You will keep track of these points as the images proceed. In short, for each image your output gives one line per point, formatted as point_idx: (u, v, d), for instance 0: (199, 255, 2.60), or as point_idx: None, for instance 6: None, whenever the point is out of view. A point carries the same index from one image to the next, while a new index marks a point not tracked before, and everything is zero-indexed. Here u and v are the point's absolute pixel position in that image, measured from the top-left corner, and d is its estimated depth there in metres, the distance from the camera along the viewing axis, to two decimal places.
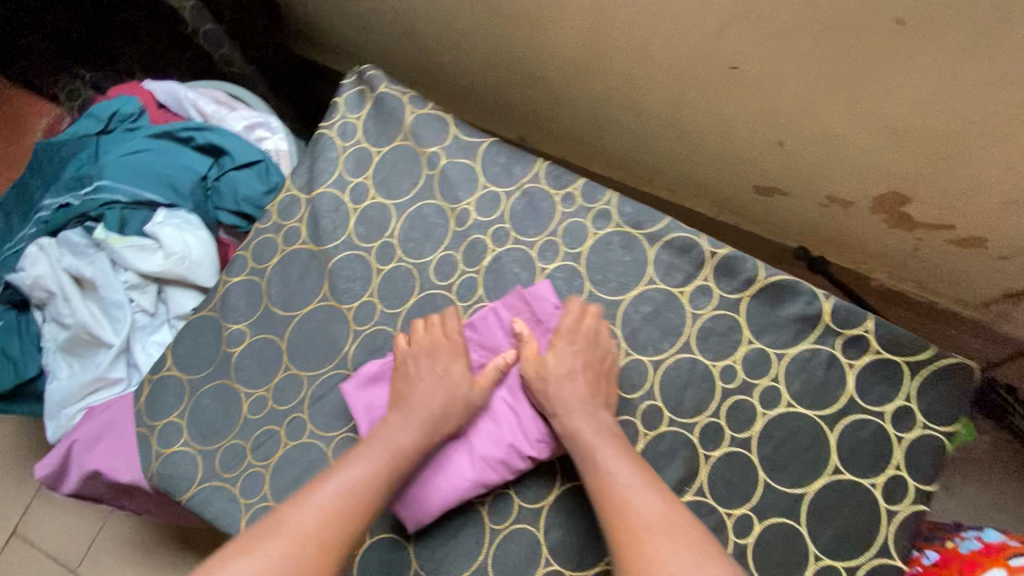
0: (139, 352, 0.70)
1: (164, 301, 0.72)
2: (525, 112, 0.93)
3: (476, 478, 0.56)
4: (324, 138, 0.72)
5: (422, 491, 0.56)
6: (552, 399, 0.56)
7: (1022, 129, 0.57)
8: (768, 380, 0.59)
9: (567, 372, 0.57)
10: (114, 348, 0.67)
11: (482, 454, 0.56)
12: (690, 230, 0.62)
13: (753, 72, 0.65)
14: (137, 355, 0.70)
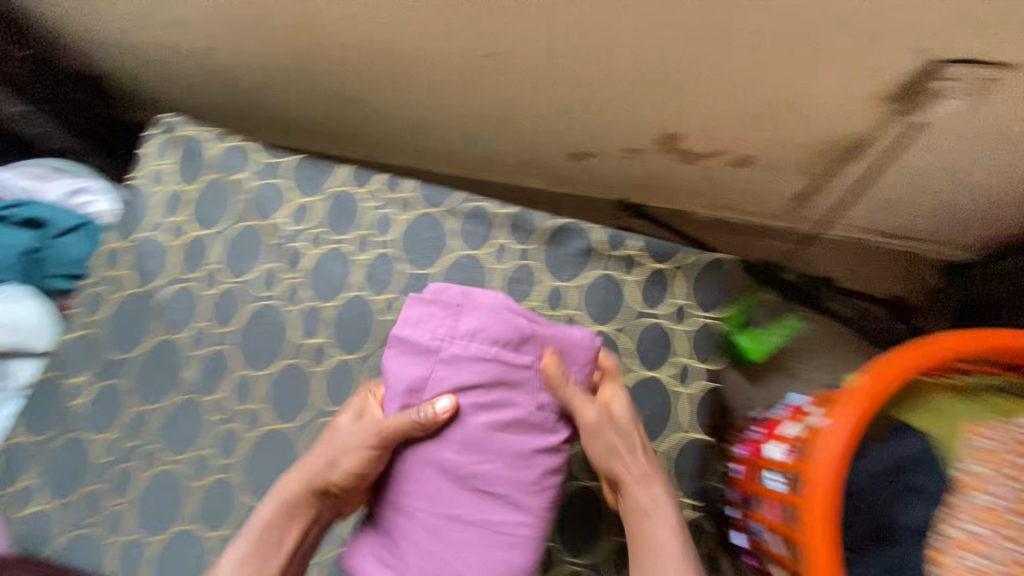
0: None
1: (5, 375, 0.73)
2: (352, 129, 0.97)
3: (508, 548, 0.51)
4: (137, 188, 0.74)
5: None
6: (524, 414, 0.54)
7: (723, 62, 0.66)
8: (566, 310, 0.66)
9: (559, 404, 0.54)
10: None
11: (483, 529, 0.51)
12: (478, 199, 0.68)
13: (508, 52, 0.72)
14: None
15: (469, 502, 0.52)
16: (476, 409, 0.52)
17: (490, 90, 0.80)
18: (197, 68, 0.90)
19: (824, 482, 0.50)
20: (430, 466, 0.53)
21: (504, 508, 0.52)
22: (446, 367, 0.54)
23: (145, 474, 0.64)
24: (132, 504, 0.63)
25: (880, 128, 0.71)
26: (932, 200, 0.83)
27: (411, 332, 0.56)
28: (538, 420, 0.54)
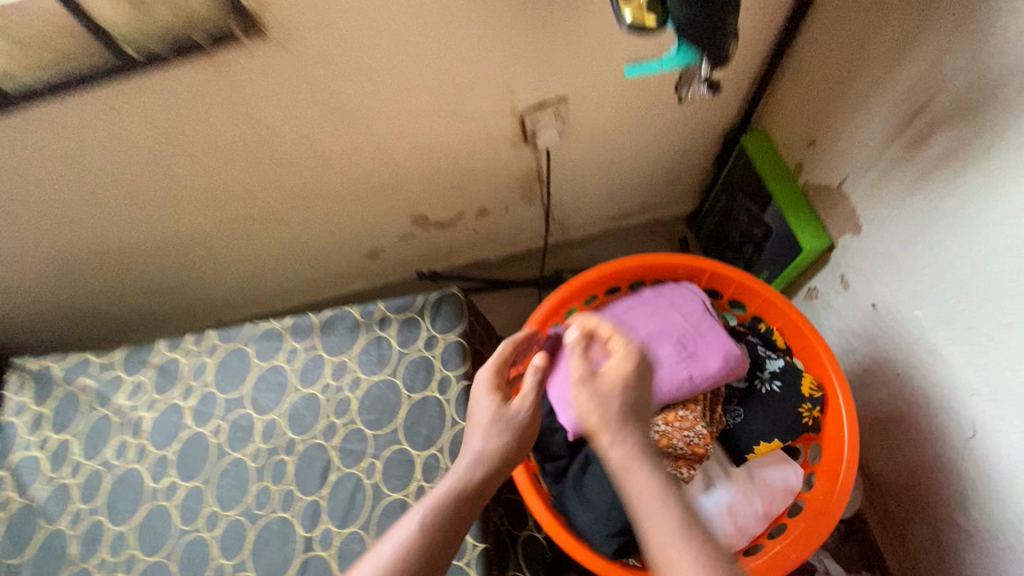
0: None
1: None
2: (199, 314, 1.18)
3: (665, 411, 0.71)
4: (9, 424, 0.88)
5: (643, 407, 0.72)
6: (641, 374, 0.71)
7: (397, 161, 0.93)
8: (351, 375, 0.83)
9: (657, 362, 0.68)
10: None
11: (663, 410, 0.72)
12: (266, 321, 0.88)
13: (263, 214, 0.96)
14: None
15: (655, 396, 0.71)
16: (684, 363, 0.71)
17: (274, 240, 1.03)
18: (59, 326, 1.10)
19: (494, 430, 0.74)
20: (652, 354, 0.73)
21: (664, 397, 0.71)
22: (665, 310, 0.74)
23: None
24: None
25: (532, 157, 0.98)
26: (619, 182, 1.10)
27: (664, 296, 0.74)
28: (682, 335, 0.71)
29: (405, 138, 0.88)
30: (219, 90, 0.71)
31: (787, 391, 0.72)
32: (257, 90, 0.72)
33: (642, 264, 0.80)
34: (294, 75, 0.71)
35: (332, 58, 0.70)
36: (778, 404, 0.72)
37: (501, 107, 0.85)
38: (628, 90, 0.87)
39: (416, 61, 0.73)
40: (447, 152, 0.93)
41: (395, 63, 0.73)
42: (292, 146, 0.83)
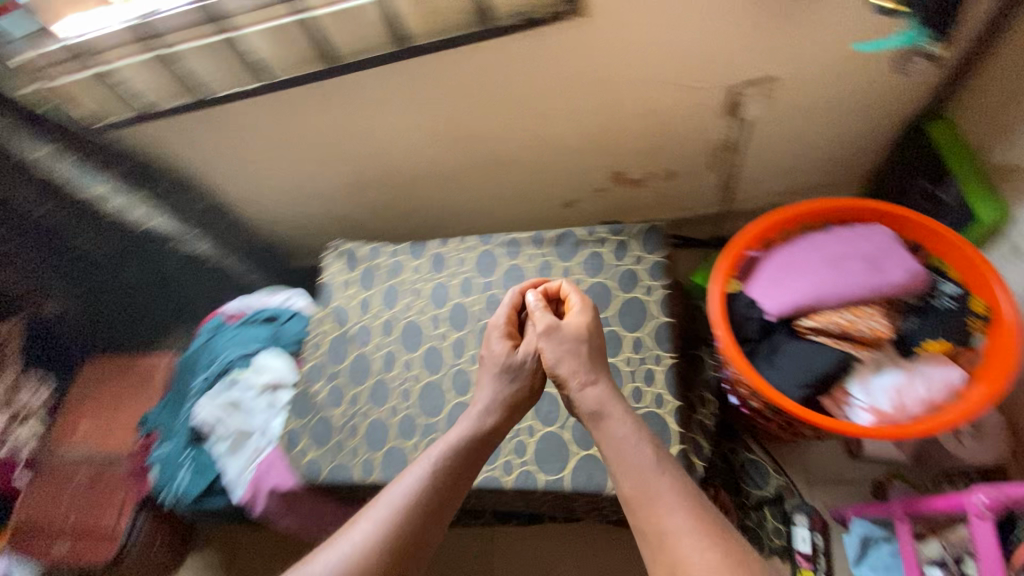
0: (270, 426, 1.12)
1: (274, 396, 1.16)
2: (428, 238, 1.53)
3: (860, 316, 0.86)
4: (327, 283, 1.25)
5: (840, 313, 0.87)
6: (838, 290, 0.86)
7: (622, 122, 1.19)
8: (573, 276, 1.10)
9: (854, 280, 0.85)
10: (257, 429, 1.12)
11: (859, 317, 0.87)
12: (511, 233, 1.18)
13: (511, 157, 1.27)
14: (269, 430, 1.12)
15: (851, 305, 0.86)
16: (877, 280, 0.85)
17: (508, 183, 1.34)
18: (338, 232, 1.50)
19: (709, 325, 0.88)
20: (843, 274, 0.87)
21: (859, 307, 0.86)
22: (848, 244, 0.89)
23: (366, 421, 1.07)
24: (360, 438, 1.05)
25: (729, 129, 1.19)
26: (796, 161, 1.27)
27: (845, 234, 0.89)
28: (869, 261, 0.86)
29: (639, 101, 1.13)
30: (533, 50, 1.01)
31: (959, 309, 0.86)
32: (554, 54, 1.02)
33: (828, 207, 0.92)
34: (583, 44, 1.00)
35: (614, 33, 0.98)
36: (948, 318, 0.86)
37: (723, 79, 1.08)
38: (831, 74, 1.06)
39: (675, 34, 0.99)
40: (662, 119, 1.18)
41: (659, 34, 0.99)
42: (555, 101, 1.13)
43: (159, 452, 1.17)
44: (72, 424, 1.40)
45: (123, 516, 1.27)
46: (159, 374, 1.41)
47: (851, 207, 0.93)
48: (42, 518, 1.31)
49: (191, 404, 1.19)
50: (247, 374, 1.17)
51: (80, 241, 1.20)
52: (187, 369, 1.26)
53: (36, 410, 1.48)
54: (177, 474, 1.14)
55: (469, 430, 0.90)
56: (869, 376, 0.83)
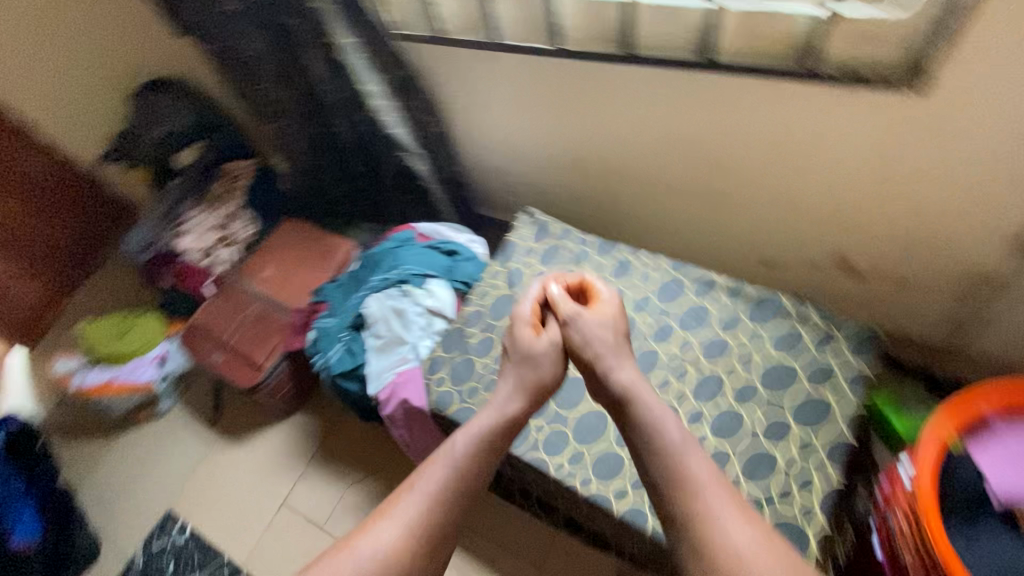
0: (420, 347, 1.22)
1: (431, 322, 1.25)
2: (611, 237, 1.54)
3: None
4: (511, 242, 1.29)
5: None
6: None
7: (881, 210, 1.08)
8: (762, 346, 1.04)
9: None
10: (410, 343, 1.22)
11: None
12: (711, 274, 1.14)
13: (738, 201, 1.21)
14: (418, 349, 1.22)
15: None
16: None
17: (719, 224, 1.29)
18: (532, 200, 1.55)
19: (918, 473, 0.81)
20: None
21: None
22: None
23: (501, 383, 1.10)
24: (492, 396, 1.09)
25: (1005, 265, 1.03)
26: None
27: None
28: None
29: (913, 195, 1.03)
30: (834, 100, 0.96)
31: None
32: (855, 114, 0.95)
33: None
34: (894, 113, 0.92)
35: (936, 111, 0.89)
36: None
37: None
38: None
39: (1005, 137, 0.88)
40: (930, 224, 1.05)
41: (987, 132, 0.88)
42: (821, 162, 1.05)
43: (325, 321, 1.32)
44: (260, 264, 1.63)
45: (272, 356, 1.46)
46: (338, 258, 1.59)
47: None
48: (215, 327, 1.55)
49: (364, 294, 1.32)
50: (419, 292, 1.27)
51: (337, 120, 1.36)
52: (369, 265, 1.40)
53: (239, 241, 1.69)
54: (332, 346, 1.28)
55: (494, 418, 0.86)
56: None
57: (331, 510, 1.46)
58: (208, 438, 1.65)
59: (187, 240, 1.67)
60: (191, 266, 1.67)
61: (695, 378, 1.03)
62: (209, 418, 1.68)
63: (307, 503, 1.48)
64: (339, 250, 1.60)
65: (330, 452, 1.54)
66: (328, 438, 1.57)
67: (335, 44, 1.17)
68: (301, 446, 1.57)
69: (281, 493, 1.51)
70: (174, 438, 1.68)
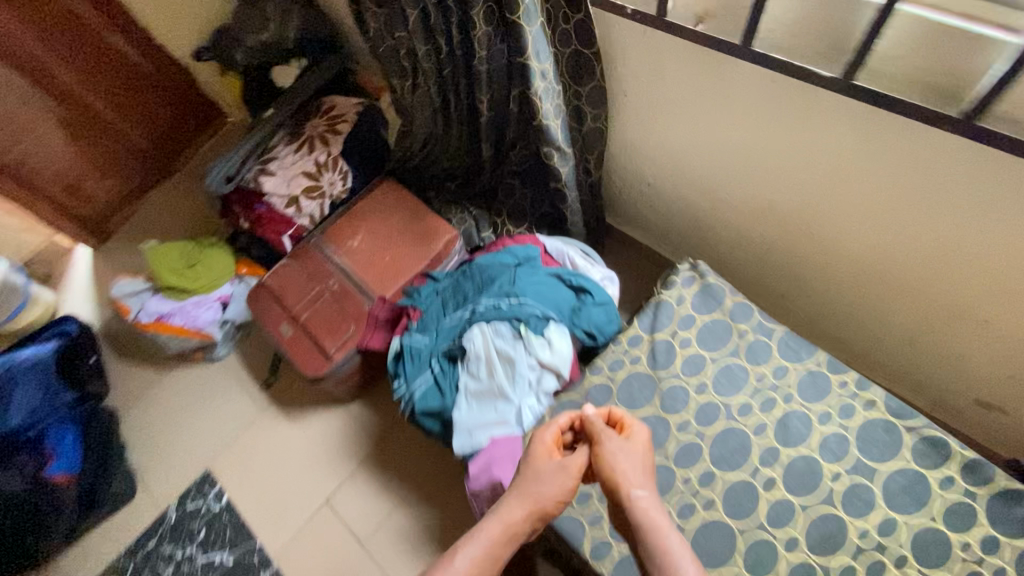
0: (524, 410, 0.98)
1: (541, 381, 1.00)
2: (776, 297, 1.25)
3: None
4: (664, 302, 1.01)
5: None
6: None
7: None
8: (1000, 562, 0.74)
9: None
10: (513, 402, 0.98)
11: None
12: (941, 431, 0.83)
13: (1002, 326, 0.91)
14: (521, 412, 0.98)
15: None
16: None
17: (954, 338, 0.99)
18: (696, 229, 1.28)
19: None
20: None
21: None
22: None
23: None
24: None
25: None
26: None
27: None
28: None
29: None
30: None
31: None
32: None
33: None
34: None
35: None
36: None
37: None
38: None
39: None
40: None
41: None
42: None
43: (413, 339, 1.09)
44: (346, 229, 1.40)
45: (342, 350, 1.26)
46: (437, 245, 1.33)
47: None
48: (285, 294, 1.35)
49: (468, 319, 1.07)
50: (537, 339, 1.00)
51: (480, 95, 1.05)
52: (475, 275, 1.14)
53: (329, 196, 1.45)
54: (418, 375, 1.06)
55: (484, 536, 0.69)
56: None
57: (374, 526, 1.31)
58: (258, 401, 1.51)
59: (272, 181, 1.45)
60: (274, 211, 1.47)
61: None
62: (263, 378, 1.54)
63: (348, 510, 1.34)
64: (440, 236, 1.34)
65: (385, 457, 1.38)
66: (385, 440, 1.39)
67: (513, 5, 0.85)
68: (352, 441, 1.41)
69: (326, 487, 1.37)
70: (225, 390, 1.56)
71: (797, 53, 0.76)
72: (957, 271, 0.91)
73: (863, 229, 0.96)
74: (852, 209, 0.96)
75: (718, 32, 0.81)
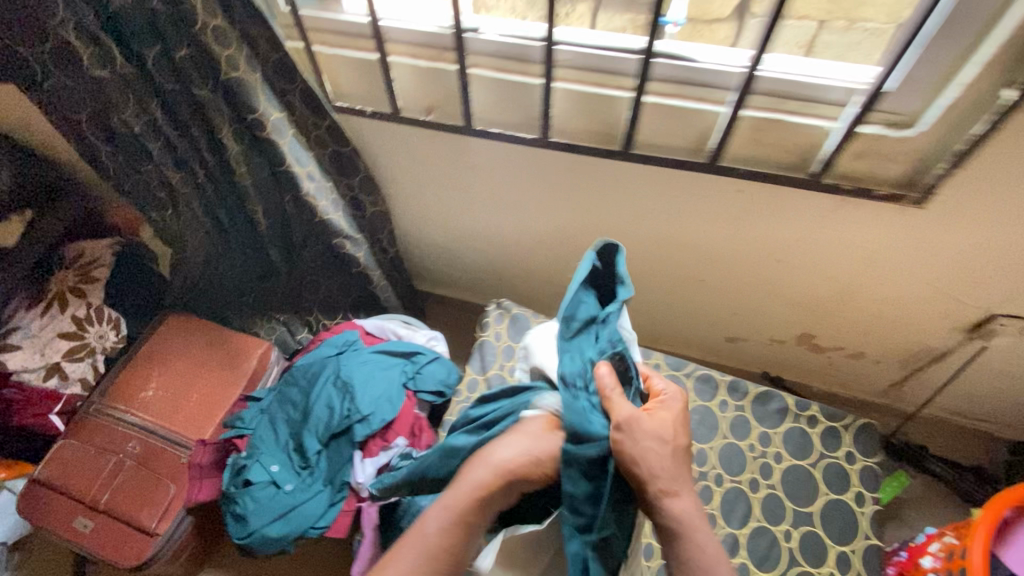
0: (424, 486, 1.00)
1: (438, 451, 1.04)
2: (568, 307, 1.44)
3: None
4: (484, 342, 1.13)
5: None
6: None
7: (846, 301, 1.11)
8: (774, 448, 0.98)
9: None
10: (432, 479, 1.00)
11: None
12: (707, 367, 1.06)
13: (714, 282, 1.20)
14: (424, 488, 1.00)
15: None
16: None
17: (693, 299, 1.27)
18: (488, 271, 1.41)
19: None
20: None
21: None
22: None
23: None
24: None
25: (955, 343, 1.11)
26: (994, 391, 1.18)
27: None
28: None
29: (900, 286, 1.04)
30: (842, 206, 0.91)
31: None
32: (841, 223, 0.94)
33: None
34: (883, 227, 0.92)
35: (910, 228, 0.90)
36: None
37: (992, 304, 1.00)
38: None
39: (989, 251, 0.90)
40: (888, 313, 1.12)
41: (984, 247, 0.89)
42: (799, 258, 1.05)
43: (250, 475, 0.98)
44: (135, 381, 1.23)
45: (167, 518, 1.08)
46: (251, 362, 1.25)
47: None
48: (71, 481, 1.12)
49: (306, 424, 1.03)
50: (383, 420, 1.01)
51: (251, 205, 1.05)
52: (298, 377, 1.09)
53: (100, 350, 1.26)
54: (268, 504, 0.96)
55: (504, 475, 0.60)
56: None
57: None
58: None
59: (19, 356, 1.21)
60: (29, 391, 1.22)
61: (717, 497, 0.94)
62: None
63: None
64: (253, 352, 1.27)
65: None
66: None
67: (259, 124, 0.91)
68: None
69: None
70: None
71: (510, 120, 0.93)
72: (671, 252, 1.17)
73: (605, 239, 1.19)
74: (593, 229, 1.18)
75: (442, 117, 0.98)
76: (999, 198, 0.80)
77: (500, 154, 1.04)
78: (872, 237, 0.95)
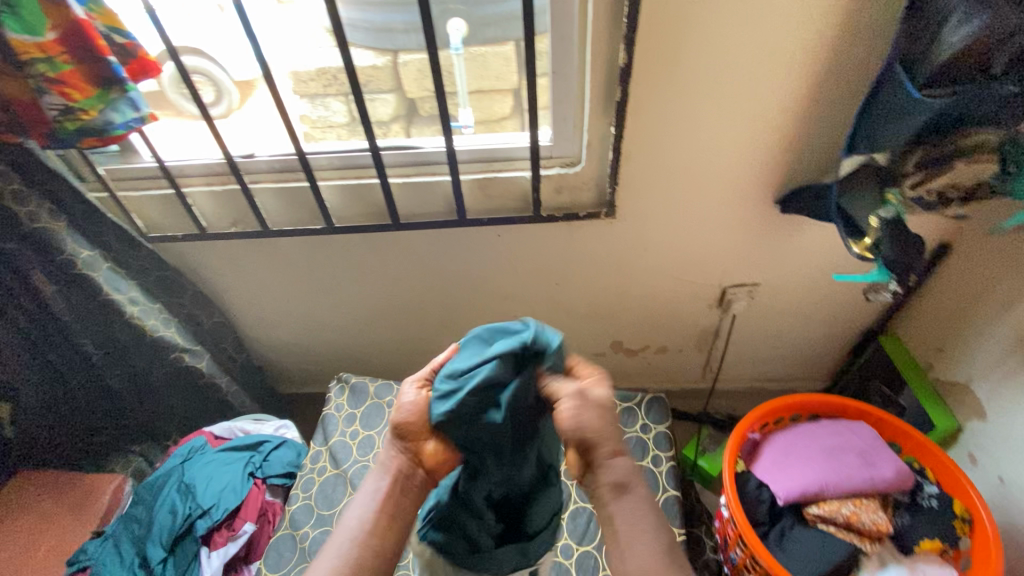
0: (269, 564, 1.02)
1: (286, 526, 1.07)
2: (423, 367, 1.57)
3: (863, 487, 0.90)
4: (328, 415, 1.23)
5: (844, 490, 0.90)
6: (842, 470, 0.91)
7: (625, 304, 1.35)
8: None
9: (840, 439, 0.96)
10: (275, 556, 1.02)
11: (852, 463, 0.92)
12: None
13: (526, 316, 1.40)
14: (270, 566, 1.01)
15: (848, 450, 0.94)
16: (861, 439, 0.96)
17: None
18: (342, 353, 1.53)
19: (737, 514, 0.89)
20: (824, 433, 0.98)
21: (865, 463, 0.92)
22: (842, 431, 0.98)
23: None
24: None
25: (717, 316, 1.36)
26: (769, 349, 1.43)
27: (853, 433, 0.97)
28: (857, 442, 0.95)
29: (653, 284, 1.29)
30: (573, 231, 1.16)
31: (938, 524, 0.88)
32: (581, 245, 1.20)
33: (814, 401, 1.04)
34: (608, 239, 1.18)
35: (626, 236, 1.17)
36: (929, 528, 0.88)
37: (721, 279, 1.27)
38: (815, 280, 1.25)
39: (691, 241, 1.18)
40: (664, 310, 1.36)
41: (680, 237, 1.17)
42: (572, 278, 1.29)
43: None
44: None
45: None
46: (103, 498, 1.21)
47: (818, 399, 1.04)
48: None
49: (152, 534, 1.05)
50: (226, 508, 1.08)
51: (79, 339, 1.13)
52: (140, 493, 1.11)
53: None
54: None
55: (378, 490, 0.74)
56: (877, 571, 0.84)
57: None
58: None
59: None
60: None
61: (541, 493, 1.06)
62: None
63: None
64: (102, 488, 1.23)
65: None
66: None
67: (70, 262, 1.04)
68: None
69: None
70: None
71: (296, 213, 1.16)
72: (480, 300, 1.36)
73: (423, 299, 1.37)
74: (411, 295, 1.36)
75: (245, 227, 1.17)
76: (662, 197, 1.08)
77: (304, 247, 1.23)
78: (609, 249, 1.21)
